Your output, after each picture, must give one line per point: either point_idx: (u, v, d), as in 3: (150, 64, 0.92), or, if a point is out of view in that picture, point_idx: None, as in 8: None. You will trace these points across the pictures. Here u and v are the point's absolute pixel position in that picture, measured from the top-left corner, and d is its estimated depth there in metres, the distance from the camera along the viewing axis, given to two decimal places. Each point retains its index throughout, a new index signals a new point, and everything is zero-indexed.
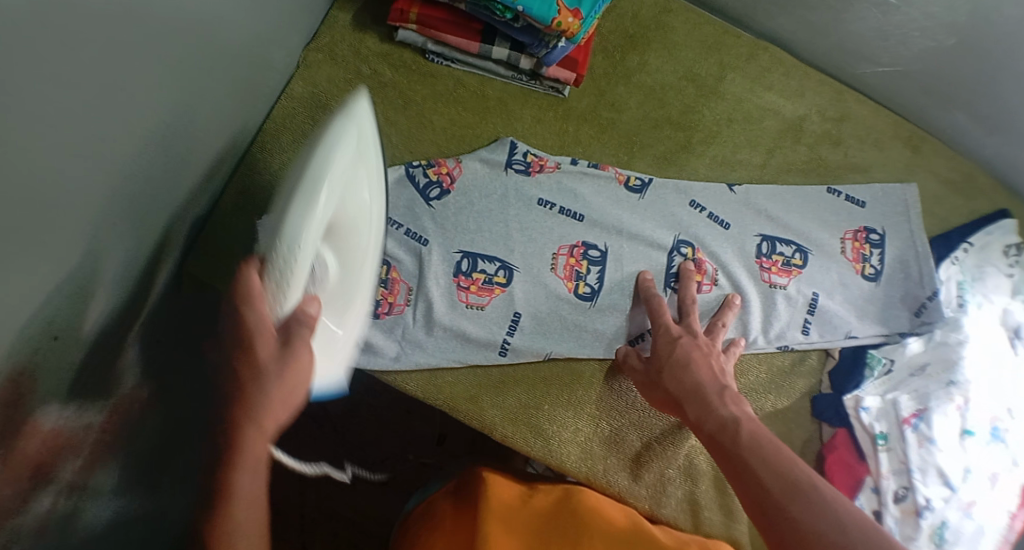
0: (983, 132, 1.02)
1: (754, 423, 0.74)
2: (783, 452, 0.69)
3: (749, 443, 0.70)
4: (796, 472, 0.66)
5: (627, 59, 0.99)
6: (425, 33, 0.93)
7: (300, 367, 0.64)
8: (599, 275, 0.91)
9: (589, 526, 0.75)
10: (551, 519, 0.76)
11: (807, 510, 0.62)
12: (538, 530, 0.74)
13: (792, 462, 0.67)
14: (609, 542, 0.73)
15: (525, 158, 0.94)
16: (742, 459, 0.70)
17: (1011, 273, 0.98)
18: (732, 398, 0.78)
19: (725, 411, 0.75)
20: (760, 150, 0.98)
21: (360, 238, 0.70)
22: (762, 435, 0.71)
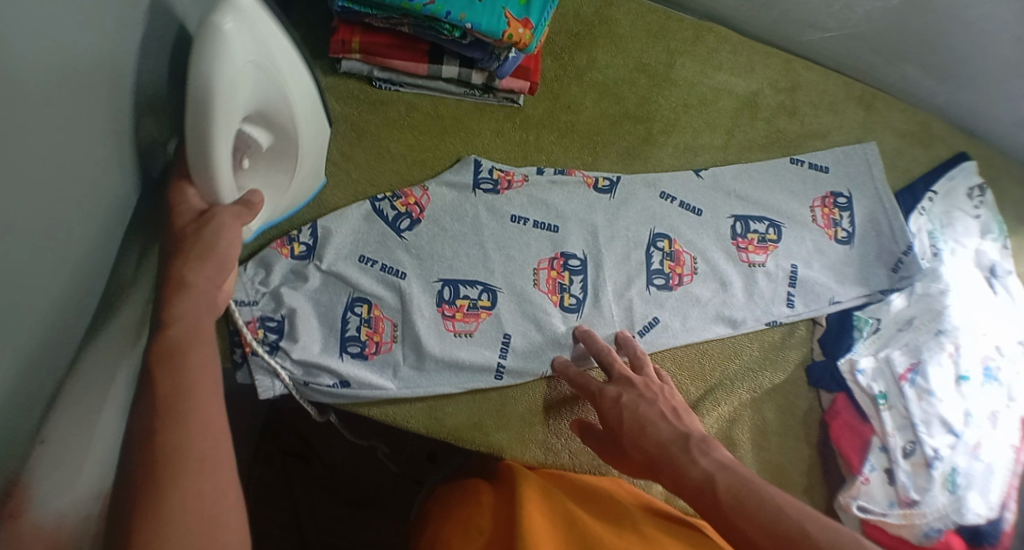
0: (930, 79, 1.06)
1: (737, 469, 0.71)
2: (767, 498, 0.67)
3: (731, 504, 0.68)
4: (784, 522, 0.65)
5: (575, 59, 0.97)
6: (370, 60, 0.90)
7: (225, 232, 0.62)
8: (582, 283, 0.90)
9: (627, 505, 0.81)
10: (590, 500, 0.82)
11: None
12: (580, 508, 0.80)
13: (775, 509, 0.66)
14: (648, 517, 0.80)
15: (491, 175, 0.93)
16: (733, 527, 0.67)
17: (977, 214, 1.01)
18: (699, 447, 0.74)
19: (697, 470, 0.71)
20: (719, 131, 0.99)
21: (277, 103, 0.70)
22: (743, 480, 0.69)
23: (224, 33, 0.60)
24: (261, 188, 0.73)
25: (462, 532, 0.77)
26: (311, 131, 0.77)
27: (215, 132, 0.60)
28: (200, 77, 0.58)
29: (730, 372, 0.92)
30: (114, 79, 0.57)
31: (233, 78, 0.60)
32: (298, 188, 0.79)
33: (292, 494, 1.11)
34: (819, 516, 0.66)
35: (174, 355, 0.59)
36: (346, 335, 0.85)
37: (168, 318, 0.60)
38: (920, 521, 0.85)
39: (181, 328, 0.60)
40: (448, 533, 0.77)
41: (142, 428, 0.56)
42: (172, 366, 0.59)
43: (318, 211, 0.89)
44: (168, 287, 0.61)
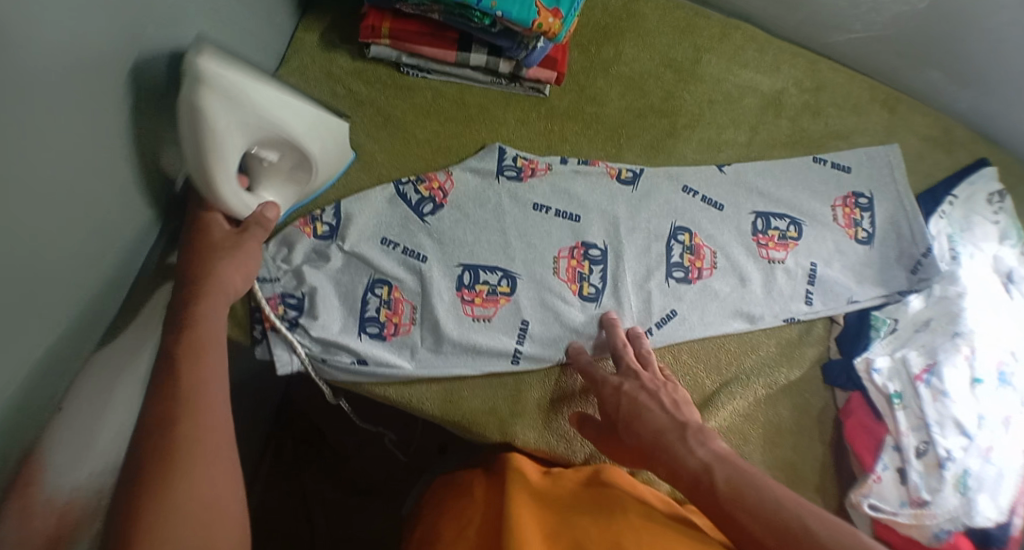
0: (956, 85, 1.05)
1: (736, 463, 0.76)
2: (766, 491, 0.73)
3: (727, 493, 0.74)
4: (783, 514, 0.71)
5: (602, 52, 0.98)
6: (399, 46, 0.91)
7: (253, 252, 0.75)
8: (602, 273, 0.91)
9: (622, 502, 0.78)
10: (583, 497, 0.79)
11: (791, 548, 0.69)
12: (571, 506, 0.78)
13: (769, 500, 0.72)
14: (644, 515, 0.76)
15: (515, 163, 0.93)
16: (728, 514, 0.73)
17: (997, 220, 1.02)
18: (696, 437, 0.79)
19: (694, 459, 0.77)
20: (743, 128, 0.99)
21: (278, 133, 0.75)
22: (744, 475, 0.75)
23: (198, 110, 0.66)
24: (283, 188, 0.82)
25: (454, 528, 0.78)
26: (329, 143, 0.83)
27: (208, 172, 0.70)
28: (190, 144, 0.68)
29: (745, 367, 0.92)
30: (111, 53, 0.60)
31: (214, 137, 0.68)
32: (325, 173, 0.85)
33: (303, 478, 1.11)
34: (817, 510, 0.72)
35: (192, 348, 0.66)
36: (366, 316, 0.86)
37: (191, 319, 0.68)
38: (930, 522, 0.85)
39: (204, 326, 0.68)
40: (443, 529, 0.78)
41: (155, 411, 0.62)
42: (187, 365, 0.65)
43: (343, 193, 0.90)
44: (194, 294, 0.70)
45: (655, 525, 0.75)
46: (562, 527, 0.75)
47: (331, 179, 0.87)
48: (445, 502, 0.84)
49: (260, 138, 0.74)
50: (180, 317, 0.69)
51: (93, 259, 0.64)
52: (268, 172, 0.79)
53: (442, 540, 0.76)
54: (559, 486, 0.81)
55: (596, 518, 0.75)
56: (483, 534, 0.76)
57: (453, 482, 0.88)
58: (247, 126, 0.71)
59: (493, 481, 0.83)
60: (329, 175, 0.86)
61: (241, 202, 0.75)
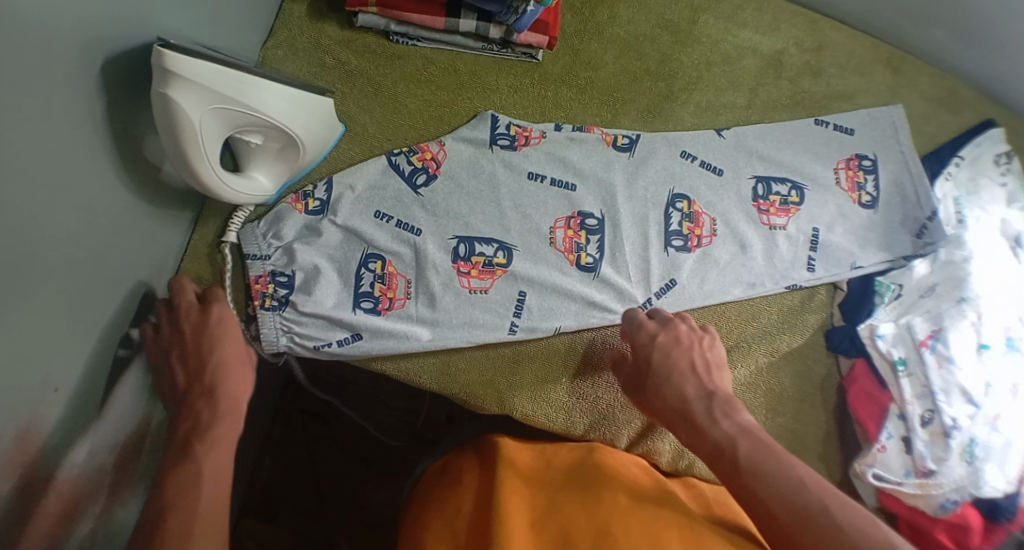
0: (963, 43, 1.01)
1: (760, 442, 0.75)
2: (786, 468, 0.72)
3: (746, 465, 0.73)
4: (801, 493, 0.70)
5: (596, 15, 0.95)
6: (387, 14, 0.88)
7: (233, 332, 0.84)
8: (599, 243, 0.89)
9: (608, 484, 0.77)
10: (573, 481, 0.78)
11: (809, 529, 0.67)
12: (559, 491, 0.77)
13: (791, 478, 0.71)
14: (632, 499, 0.75)
15: (508, 131, 0.91)
16: (744, 485, 0.72)
17: (1004, 182, 0.99)
18: (722, 410, 0.79)
19: (719, 432, 0.77)
20: (742, 90, 0.96)
21: (252, 116, 0.74)
22: (759, 451, 0.74)
23: (170, 102, 0.68)
24: (273, 162, 0.82)
25: (442, 521, 0.75)
26: (315, 122, 0.81)
27: (188, 165, 0.72)
28: (168, 137, 0.70)
29: (746, 334, 0.91)
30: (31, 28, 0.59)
31: (190, 129, 0.70)
32: (317, 145, 0.84)
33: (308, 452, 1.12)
34: (833, 490, 0.70)
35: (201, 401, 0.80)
36: (360, 292, 0.85)
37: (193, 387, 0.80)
38: (936, 492, 0.84)
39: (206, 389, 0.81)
40: (432, 514, 0.77)
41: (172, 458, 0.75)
42: (204, 475, 0.74)
43: (335, 166, 0.88)
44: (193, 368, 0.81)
45: (640, 510, 0.74)
46: (550, 517, 0.73)
47: (322, 156, 0.86)
48: (434, 488, 0.83)
49: (238, 123, 0.74)
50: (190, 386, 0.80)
51: (36, 237, 0.64)
52: (257, 154, 0.81)
53: (426, 537, 0.73)
54: (551, 473, 0.81)
55: (582, 503, 0.74)
56: (469, 532, 0.73)
57: (446, 465, 0.87)
58: (223, 113, 0.72)
59: (484, 471, 0.81)
60: (321, 153, 0.85)
61: (227, 186, 0.77)
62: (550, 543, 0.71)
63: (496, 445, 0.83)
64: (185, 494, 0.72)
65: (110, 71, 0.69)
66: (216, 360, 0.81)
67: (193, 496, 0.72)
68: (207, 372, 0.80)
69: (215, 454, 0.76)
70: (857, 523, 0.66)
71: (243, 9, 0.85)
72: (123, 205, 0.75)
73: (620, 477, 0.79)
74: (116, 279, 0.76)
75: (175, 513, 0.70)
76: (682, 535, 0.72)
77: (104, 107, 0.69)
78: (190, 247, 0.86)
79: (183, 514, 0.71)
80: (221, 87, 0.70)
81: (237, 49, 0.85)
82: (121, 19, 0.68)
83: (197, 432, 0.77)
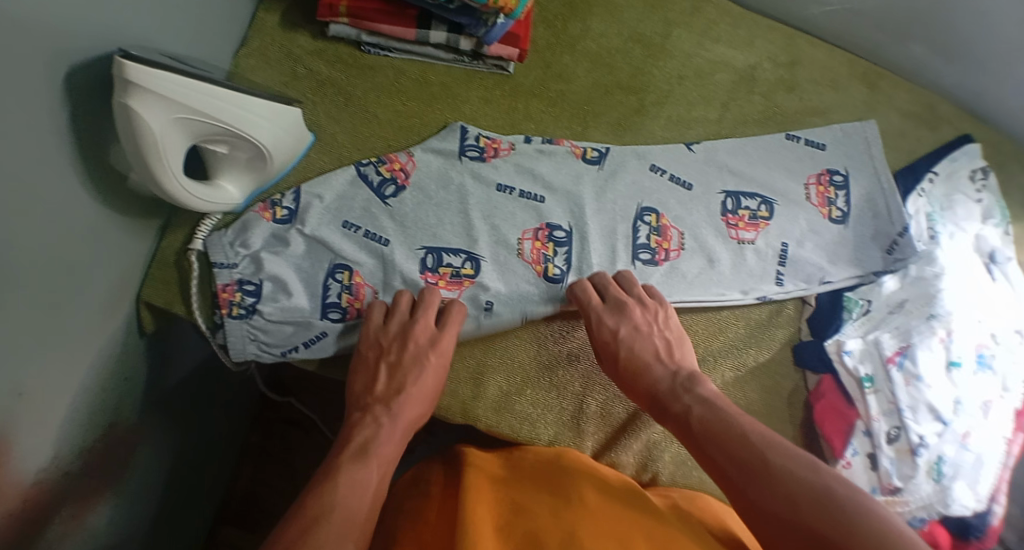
0: (939, 58, 1.01)
1: (711, 411, 0.76)
2: (738, 431, 0.73)
3: (704, 433, 0.75)
4: (750, 451, 0.71)
5: (569, 28, 0.95)
6: (358, 25, 0.89)
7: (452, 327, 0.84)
8: (567, 255, 0.89)
9: (577, 483, 0.79)
10: (541, 482, 0.80)
11: (762, 486, 0.68)
12: (529, 492, 0.78)
13: (745, 440, 0.72)
14: (602, 499, 0.77)
15: (478, 143, 0.91)
16: (701, 450, 0.74)
17: (980, 199, 0.99)
18: (684, 384, 0.80)
19: (679, 406, 0.79)
20: (714, 105, 0.96)
21: (217, 126, 0.75)
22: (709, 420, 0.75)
23: (132, 113, 0.69)
24: (240, 171, 0.83)
25: (412, 536, 0.74)
26: (282, 133, 0.82)
27: (151, 175, 0.73)
28: (131, 148, 0.71)
29: (713, 348, 0.90)
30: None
31: (152, 139, 0.71)
32: (284, 156, 0.84)
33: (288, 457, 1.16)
34: (786, 447, 0.71)
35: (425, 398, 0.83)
36: (328, 302, 0.86)
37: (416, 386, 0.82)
38: (902, 509, 0.86)
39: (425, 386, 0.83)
40: (401, 531, 0.75)
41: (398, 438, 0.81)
42: (366, 486, 0.75)
43: (304, 175, 0.89)
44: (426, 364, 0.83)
45: (610, 509, 0.75)
46: (517, 518, 0.73)
47: (289, 166, 0.87)
48: (400, 502, 0.82)
49: (203, 133, 0.75)
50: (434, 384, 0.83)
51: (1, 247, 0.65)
52: (225, 162, 0.82)
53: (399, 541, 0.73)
54: (517, 474, 0.81)
55: (555, 502, 0.75)
56: (438, 531, 0.73)
57: (410, 478, 0.87)
58: (185, 123, 0.73)
59: (450, 480, 0.82)
60: (289, 163, 0.86)
61: (193, 195, 0.78)
62: (519, 542, 0.71)
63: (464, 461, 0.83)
64: (350, 496, 0.73)
65: (76, 82, 0.70)
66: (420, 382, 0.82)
67: (355, 501, 0.73)
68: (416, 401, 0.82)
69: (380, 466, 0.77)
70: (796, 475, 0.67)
71: (213, 20, 0.86)
72: (91, 214, 0.76)
73: (587, 476, 0.80)
74: (85, 287, 0.77)
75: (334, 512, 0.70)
76: (647, 534, 0.73)
77: (71, 120, 0.70)
78: (159, 256, 0.88)
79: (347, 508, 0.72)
80: (183, 98, 0.71)
81: (208, 59, 0.86)
82: (87, 33, 0.69)
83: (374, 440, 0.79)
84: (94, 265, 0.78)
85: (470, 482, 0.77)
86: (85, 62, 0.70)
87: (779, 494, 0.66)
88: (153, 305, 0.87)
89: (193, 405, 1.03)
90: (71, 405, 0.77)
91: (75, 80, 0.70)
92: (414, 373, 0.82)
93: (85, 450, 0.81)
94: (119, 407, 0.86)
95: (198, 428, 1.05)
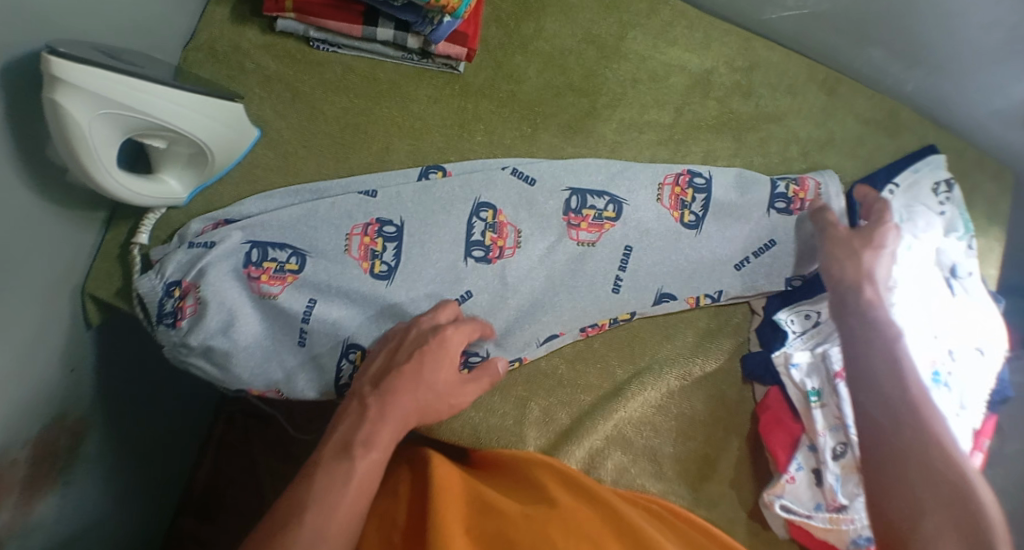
0: (901, 67, 0.98)
1: (898, 383, 0.79)
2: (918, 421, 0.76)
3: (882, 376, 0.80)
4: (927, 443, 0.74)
5: (522, 27, 0.94)
6: (305, 20, 0.88)
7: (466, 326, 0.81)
8: (472, 226, 0.86)
9: (546, 491, 0.77)
10: (521, 489, 0.79)
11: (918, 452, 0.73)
12: (504, 499, 0.76)
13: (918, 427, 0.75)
14: (578, 500, 0.76)
15: (483, 239, 0.86)
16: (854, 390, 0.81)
17: (943, 211, 0.97)
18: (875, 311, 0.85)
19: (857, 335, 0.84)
20: (668, 108, 0.95)
21: (155, 119, 0.75)
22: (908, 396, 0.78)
23: (59, 108, 0.68)
24: (181, 164, 0.83)
25: (378, 533, 0.74)
26: (223, 128, 0.82)
27: (86, 173, 0.73)
28: (60, 143, 0.71)
29: (659, 356, 0.91)
30: None
31: (81, 135, 0.70)
32: (227, 150, 0.84)
33: (253, 455, 1.22)
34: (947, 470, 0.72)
35: (419, 390, 0.77)
36: (339, 383, 0.85)
37: (420, 379, 0.78)
38: (847, 527, 0.82)
39: (421, 375, 0.78)
40: (365, 530, 0.75)
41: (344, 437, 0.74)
42: (354, 450, 0.73)
43: (249, 171, 0.89)
44: (423, 354, 0.78)
45: (581, 510, 0.74)
46: (487, 519, 0.72)
47: (234, 161, 0.87)
48: None
49: (137, 127, 0.75)
50: (431, 348, 0.79)
51: None
52: (164, 158, 0.82)
53: (364, 541, 0.73)
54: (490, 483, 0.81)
55: (522, 512, 0.73)
56: (407, 534, 0.73)
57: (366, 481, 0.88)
58: (117, 118, 0.72)
59: (418, 478, 0.80)
60: (232, 160, 0.86)
61: (130, 191, 0.78)
62: (489, 543, 0.69)
63: (428, 457, 0.82)
64: (333, 489, 0.69)
65: (10, 77, 0.69)
66: (421, 380, 0.78)
67: (335, 499, 0.69)
68: (414, 396, 0.77)
69: (372, 461, 0.72)
70: (952, 483, 0.71)
71: (156, 14, 0.85)
72: (31, 207, 0.76)
73: (555, 486, 0.78)
74: (23, 282, 0.76)
75: (314, 509, 0.68)
76: (613, 531, 0.72)
77: (6, 115, 0.70)
78: (103, 249, 0.88)
79: (325, 509, 0.68)
80: (112, 92, 0.70)
81: (153, 53, 0.86)
82: (22, 23, 0.69)
83: (359, 432, 0.74)
84: (35, 260, 0.78)
85: (438, 484, 0.75)
86: (23, 58, 0.70)
87: (918, 491, 0.71)
88: (97, 299, 0.88)
89: (148, 400, 1.03)
90: (15, 399, 0.77)
91: (13, 73, 0.69)
92: (411, 358, 0.78)
93: (30, 442, 0.80)
94: (65, 400, 0.85)
95: (151, 422, 1.04)
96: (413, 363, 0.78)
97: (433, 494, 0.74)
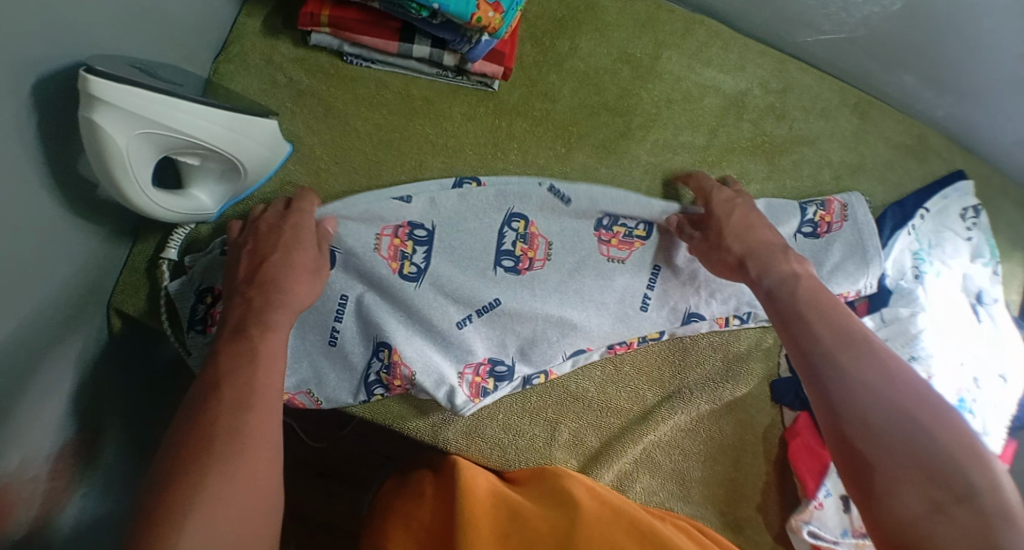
0: (932, 92, 0.99)
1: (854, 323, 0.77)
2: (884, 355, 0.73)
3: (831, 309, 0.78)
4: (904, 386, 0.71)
5: (557, 45, 0.93)
6: (340, 35, 0.86)
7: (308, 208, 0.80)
8: (501, 234, 0.86)
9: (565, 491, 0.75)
10: (541, 492, 0.77)
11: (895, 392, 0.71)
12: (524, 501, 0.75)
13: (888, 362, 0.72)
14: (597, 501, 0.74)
15: (513, 248, 0.86)
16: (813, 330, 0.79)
17: (970, 237, 0.97)
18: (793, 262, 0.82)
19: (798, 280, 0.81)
20: (701, 130, 0.95)
21: (192, 138, 0.74)
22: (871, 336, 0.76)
23: (98, 128, 0.67)
24: (214, 180, 0.81)
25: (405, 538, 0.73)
26: (258, 145, 0.81)
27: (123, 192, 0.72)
28: (98, 163, 0.70)
29: (690, 381, 0.91)
30: None
31: (119, 156, 0.69)
32: (260, 165, 0.83)
33: None
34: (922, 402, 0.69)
35: (289, 267, 0.76)
36: (369, 379, 0.83)
37: (276, 257, 0.76)
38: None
39: (280, 256, 0.76)
40: (392, 536, 0.75)
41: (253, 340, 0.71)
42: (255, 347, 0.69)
43: (280, 186, 0.88)
44: (275, 231, 0.77)
45: (605, 512, 0.73)
46: (512, 523, 0.71)
47: (267, 176, 0.86)
48: (392, 507, 0.83)
49: (174, 146, 0.74)
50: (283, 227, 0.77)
51: None
52: (197, 175, 0.80)
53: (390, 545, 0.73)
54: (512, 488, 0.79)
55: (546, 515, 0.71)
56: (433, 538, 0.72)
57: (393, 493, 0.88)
58: (155, 136, 0.71)
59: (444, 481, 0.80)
60: (265, 175, 0.85)
61: (165, 209, 0.77)
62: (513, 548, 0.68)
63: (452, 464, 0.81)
64: (236, 368, 0.67)
65: (46, 94, 0.68)
66: (288, 261, 0.76)
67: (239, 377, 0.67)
68: (288, 276, 0.75)
69: (268, 339, 0.70)
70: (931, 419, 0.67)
71: (188, 26, 0.84)
72: (62, 224, 0.75)
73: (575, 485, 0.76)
74: (54, 299, 0.76)
75: (226, 385, 0.66)
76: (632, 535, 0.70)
77: (40, 132, 0.68)
78: (130, 262, 0.87)
79: (236, 385, 0.66)
80: (151, 111, 0.69)
81: (184, 67, 0.84)
82: (59, 40, 0.67)
83: (254, 316, 0.72)
84: (65, 276, 0.77)
85: (464, 485, 0.74)
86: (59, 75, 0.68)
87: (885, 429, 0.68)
88: (123, 312, 0.87)
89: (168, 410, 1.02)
90: (41, 414, 0.76)
91: (49, 91, 0.68)
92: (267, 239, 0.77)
93: (56, 457, 0.80)
94: (90, 412, 0.85)
95: None
96: (269, 246, 0.77)
97: (459, 497, 0.72)
